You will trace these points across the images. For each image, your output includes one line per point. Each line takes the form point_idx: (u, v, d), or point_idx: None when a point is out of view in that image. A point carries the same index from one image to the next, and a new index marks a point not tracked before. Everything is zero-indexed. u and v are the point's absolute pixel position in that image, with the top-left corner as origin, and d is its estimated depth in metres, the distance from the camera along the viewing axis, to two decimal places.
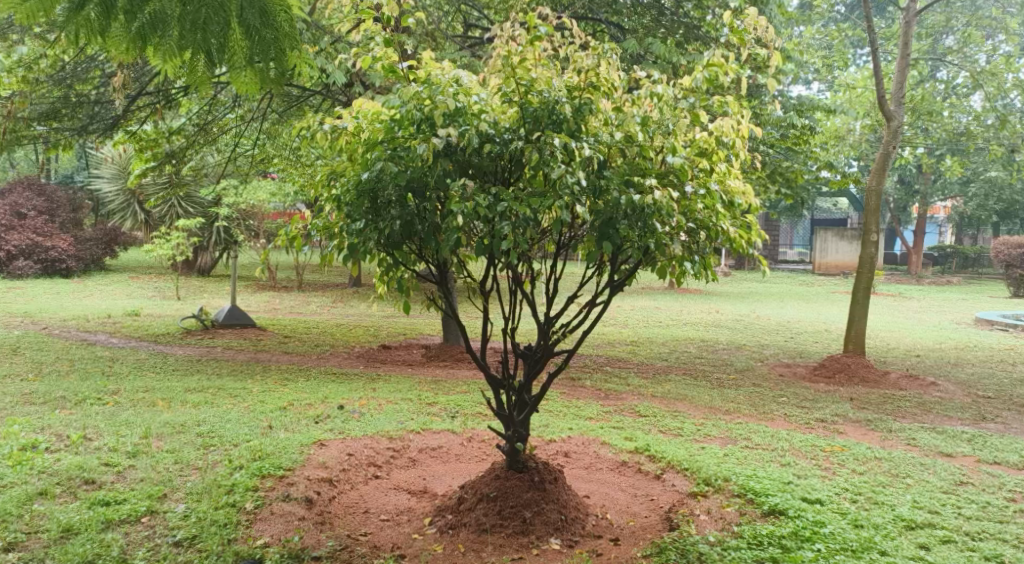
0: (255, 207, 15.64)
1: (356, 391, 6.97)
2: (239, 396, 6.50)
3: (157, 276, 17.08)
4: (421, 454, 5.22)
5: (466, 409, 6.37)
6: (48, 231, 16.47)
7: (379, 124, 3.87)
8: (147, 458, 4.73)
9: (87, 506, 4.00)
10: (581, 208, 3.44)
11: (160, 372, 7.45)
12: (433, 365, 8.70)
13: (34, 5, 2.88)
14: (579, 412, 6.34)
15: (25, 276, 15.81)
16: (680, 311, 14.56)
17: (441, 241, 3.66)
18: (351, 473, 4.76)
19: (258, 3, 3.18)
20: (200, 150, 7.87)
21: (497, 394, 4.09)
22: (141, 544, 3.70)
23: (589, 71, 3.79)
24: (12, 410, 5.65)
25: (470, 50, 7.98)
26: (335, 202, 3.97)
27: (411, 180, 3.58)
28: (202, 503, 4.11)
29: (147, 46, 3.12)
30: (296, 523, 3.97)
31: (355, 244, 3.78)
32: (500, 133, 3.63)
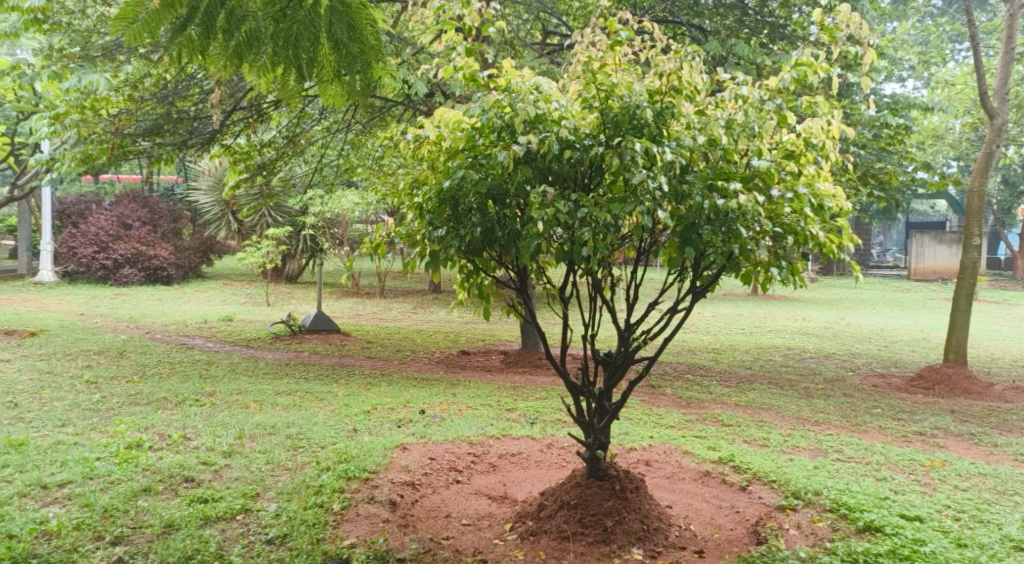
0: (340, 216, 16.07)
1: (436, 395, 7.06)
2: (326, 400, 6.68)
3: (249, 284, 17.73)
4: (501, 460, 5.24)
5: (545, 415, 6.37)
6: (151, 240, 17.31)
7: (460, 133, 3.89)
8: (241, 458, 4.90)
9: (186, 502, 4.18)
10: (662, 213, 3.39)
11: (253, 375, 7.73)
12: (513, 371, 8.74)
13: (140, 27, 3.03)
14: (660, 420, 6.24)
15: (130, 283, 16.65)
16: (765, 318, 14.21)
17: (521, 248, 3.69)
18: (433, 477, 4.82)
19: (346, 18, 3.27)
20: (289, 161, 8.12)
21: (577, 402, 4.07)
22: (237, 541, 3.84)
23: (671, 74, 3.72)
24: (119, 410, 5.96)
25: (550, 57, 7.99)
26: (417, 211, 4.03)
27: (492, 188, 3.63)
28: (292, 502, 4.23)
29: (243, 62, 3.24)
30: (381, 525, 4.05)
31: (437, 252, 3.85)
32: (581, 139, 3.61)
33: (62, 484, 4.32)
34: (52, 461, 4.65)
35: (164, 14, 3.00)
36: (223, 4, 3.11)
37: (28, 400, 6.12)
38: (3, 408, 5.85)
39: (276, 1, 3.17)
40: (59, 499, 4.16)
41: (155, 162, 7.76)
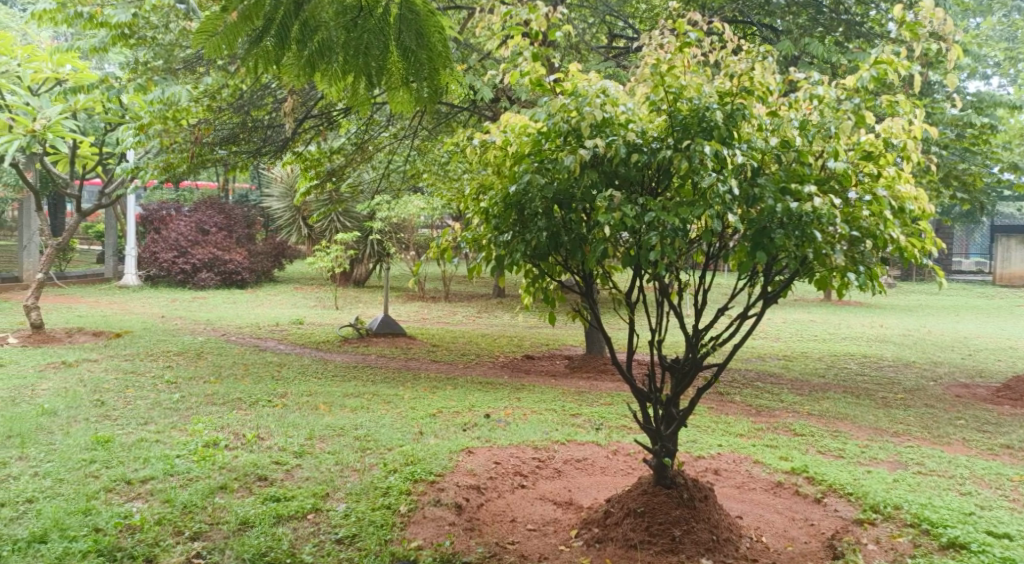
0: (406, 221, 16.28)
1: (501, 400, 7.07)
2: (393, 403, 6.76)
3: (319, 288, 18.10)
4: (567, 465, 5.21)
5: (610, 421, 6.31)
6: (227, 245, 17.85)
7: (526, 138, 3.89)
8: (312, 458, 5.01)
9: (260, 500, 4.28)
10: (732, 217, 3.32)
11: (323, 377, 7.89)
12: (578, 376, 8.69)
13: (219, 39, 3.10)
14: (729, 428, 6.12)
15: (206, 287, 17.22)
16: (838, 325, 13.80)
17: (588, 252, 3.66)
18: (498, 481, 4.82)
19: (416, 25, 3.31)
20: (358, 167, 8.24)
21: (643, 408, 4.01)
22: (308, 540, 3.91)
23: (742, 75, 3.65)
24: (197, 410, 6.15)
25: (617, 60, 7.91)
26: (483, 215, 4.06)
27: (558, 193, 3.62)
28: (361, 503, 4.30)
29: (316, 72, 3.29)
30: (447, 528, 4.07)
31: (503, 256, 3.86)
32: (648, 142, 3.57)
33: (145, 480, 4.48)
34: (135, 457, 4.83)
35: (241, 27, 3.08)
36: (297, 15, 3.15)
37: (112, 399, 6.36)
38: (90, 406, 6.10)
39: (347, 12, 3.22)
40: (141, 494, 4.31)
41: (231, 169, 7.98)
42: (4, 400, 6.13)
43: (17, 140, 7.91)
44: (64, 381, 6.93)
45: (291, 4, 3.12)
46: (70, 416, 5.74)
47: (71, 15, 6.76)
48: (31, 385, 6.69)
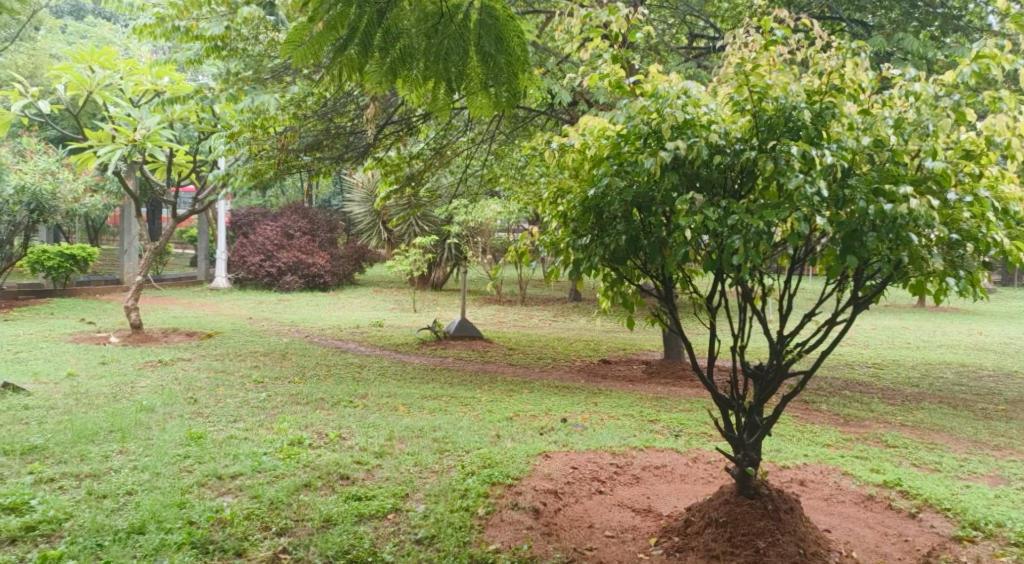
0: (484, 225, 16.40)
1: (578, 404, 7.04)
2: (470, 405, 6.82)
3: (399, 291, 18.42)
4: (645, 472, 5.13)
5: (689, 428, 6.20)
6: (311, 249, 18.34)
7: (605, 140, 3.86)
8: (392, 458, 5.09)
9: (342, 499, 4.37)
10: (820, 220, 3.22)
11: (401, 379, 8.00)
12: (656, 382, 8.55)
13: (305, 50, 3.20)
14: (815, 438, 5.93)
15: (291, 290, 17.74)
16: (933, 332, 13.20)
17: (668, 256, 3.62)
18: (575, 486, 4.79)
19: (495, 30, 3.32)
20: (437, 171, 8.35)
21: (725, 415, 3.92)
22: (389, 539, 3.98)
23: (832, 72, 3.56)
24: (282, 409, 6.33)
25: (699, 60, 7.76)
26: (561, 218, 4.05)
27: (637, 196, 3.60)
28: (439, 505, 4.34)
29: (397, 78, 3.34)
30: (525, 532, 4.09)
31: (581, 260, 3.85)
32: (732, 144, 3.49)
33: (235, 475, 4.63)
34: (225, 453, 5.00)
35: (327, 36, 3.17)
36: (380, 24, 3.22)
37: (205, 397, 6.62)
38: (184, 403, 6.35)
39: (428, 18, 3.27)
40: (232, 489, 4.46)
41: (314, 175, 7.94)
42: (106, 396, 6.45)
43: (120, 149, 8.39)
44: (159, 379, 7.25)
45: (374, 13, 3.20)
46: (166, 413, 5.99)
47: (170, 29, 7.15)
48: (130, 383, 7.01)
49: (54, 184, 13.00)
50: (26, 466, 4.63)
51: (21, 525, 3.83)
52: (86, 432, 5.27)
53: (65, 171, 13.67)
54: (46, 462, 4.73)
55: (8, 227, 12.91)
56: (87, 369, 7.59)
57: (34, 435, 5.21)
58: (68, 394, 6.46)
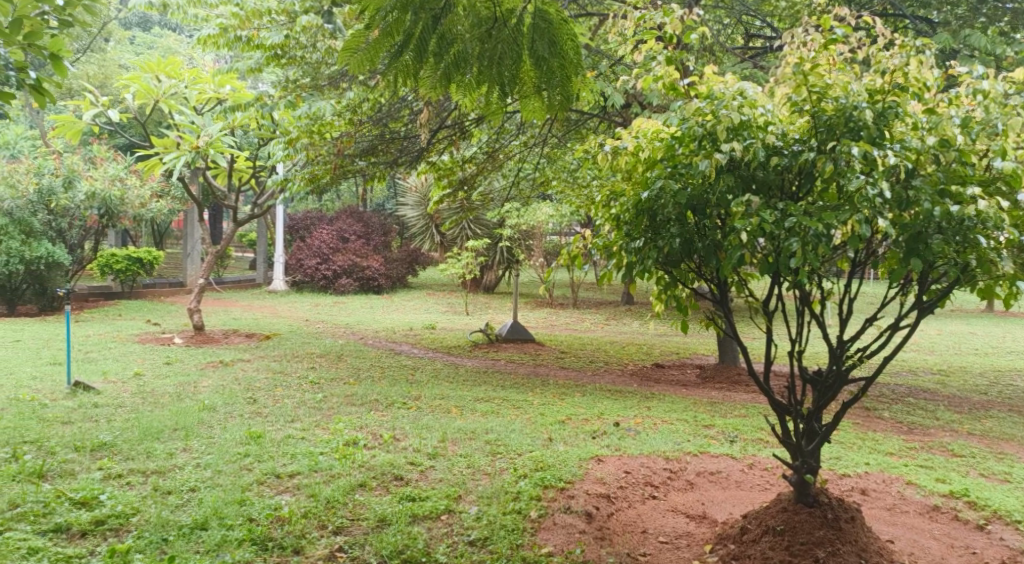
0: (535, 228, 16.42)
1: (630, 408, 6.99)
2: (523, 408, 6.82)
3: (451, 293, 18.56)
4: (700, 478, 5.07)
5: (745, 434, 6.11)
6: (365, 252, 18.60)
7: (658, 143, 3.84)
8: (445, 460, 5.12)
9: (396, 499, 4.42)
10: (883, 221, 3.14)
11: (454, 381, 8.05)
12: (710, 387, 8.43)
13: (362, 57, 3.24)
14: (877, 445, 5.78)
15: (346, 292, 18.01)
16: (1002, 338, 12.73)
17: (723, 259, 3.57)
18: (628, 491, 4.76)
19: (548, 34, 3.34)
20: (488, 175, 8.38)
21: (782, 421, 3.84)
22: (442, 540, 4.01)
23: (895, 71, 3.45)
24: (338, 409, 6.44)
25: (755, 61, 7.62)
26: (614, 221, 4.03)
27: (691, 199, 3.56)
28: (492, 507, 4.36)
29: (451, 84, 3.34)
30: (578, 536, 4.08)
31: (634, 263, 3.82)
32: (789, 145, 3.47)
33: (293, 474, 4.72)
34: (283, 452, 5.10)
35: (384, 43, 3.22)
36: (435, 29, 3.23)
37: (264, 397, 6.77)
38: (244, 402, 6.51)
39: (481, 24, 3.28)
40: (289, 488, 4.54)
41: (369, 179, 8.20)
42: (171, 395, 6.64)
43: (184, 156, 8.68)
44: (221, 379, 7.43)
45: (430, 19, 3.21)
46: (227, 412, 6.14)
47: (232, 38, 7.38)
48: (193, 382, 7.21)
49: (122, 191, 13.34)
50: (95, 462, 4.80)
51: (91, 518, 3.97)
52: (152, 430, 5.43)
53: (133, 177, 14.09)
54: (115, 459, 4.89)
55: (80, 232, 13.41)
56: (152, 369, 7.83)
57: (103, 432, 5.40)
58: (135, 393, 6.67)
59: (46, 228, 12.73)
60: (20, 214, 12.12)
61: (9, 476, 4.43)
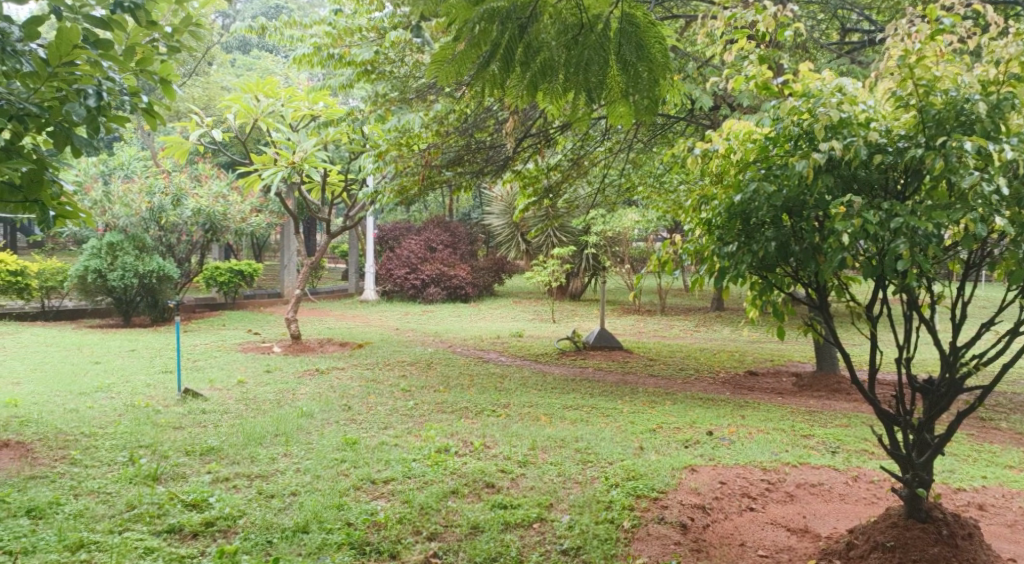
0: (621, 234, 16.23)
1: (724, 417, 6.82)
2: (612, 416, 6.75)
3: (537, 301, 18.58)
4: (800, 490, 4.88)
5: (848, 445, 5.87)
6: (452, 261, 18.83)
7: (751, 144, 3.77)
8: (535, 468, 5.11)
9: (489, 507, 4.43)
10: (1000, 220, 2.98)
11: (542, 389, 8.05)
12: (807, 395, 8.14)
13: (449, 69, 3.25)
14: (994, 458, 5.45)
15: (434, 301, 18.28)
16: None
17: (822, 263, 3.43)
18: (724, 502, 4.63)
19: (635, 38, 3.28)
20: (574, 182, 8.35)
21: (890, 432, 3.67)
22: (535, 548, 4.00)
23: (1011, 60, 3.24)
24: (429, 417, 6.53)
25: (852, 56, 7.29)
26: (705, 226, 3.95)
27: (788, 200, 3.46)
28: (584, 515, 4.32)
29: (538, 91, 3.36)
30: (673, 548, 4.01)
31: (727, 268, 3.72)
32: (894, 142, 3.31)
33: (387, 480, 4.80)
34: (378, 459, 5.20)
35: (471, 54, 3.21)
36: (521, 38, 3.23)
37: (358, 404, 6.92)
38: (340, 409, 6.68)
39: (568, 30, 3.27)
40: (384, 493, 4.62)
41: (456, 189, 8.27)
42: (271, 402, 6.87)
43: (281, 171, 8.99)
44: (317, 386, 7.66)
45: (516, 28, 3.21)
46: (324, 418, 6.31)
47: (325, 56, 7.73)
48: (292, 389, 7.44)
49: (225, 207, 13.95)
50: (204, 465, 5.00)
51: (201, 520, 4.13)
52: (255, 436, 5.63)
53: (234, 193, 14.62)
54: (221, 463, 5.09)
55: (187, 246, 14.14)
56: (254, 376, 8.12)
57: (210, 436, 5.63)
58: (238, 400, 6.93)
59: (157, 244, 13.45)
60: (133, 231, 12.84)
61: (126, 478, 4.67)
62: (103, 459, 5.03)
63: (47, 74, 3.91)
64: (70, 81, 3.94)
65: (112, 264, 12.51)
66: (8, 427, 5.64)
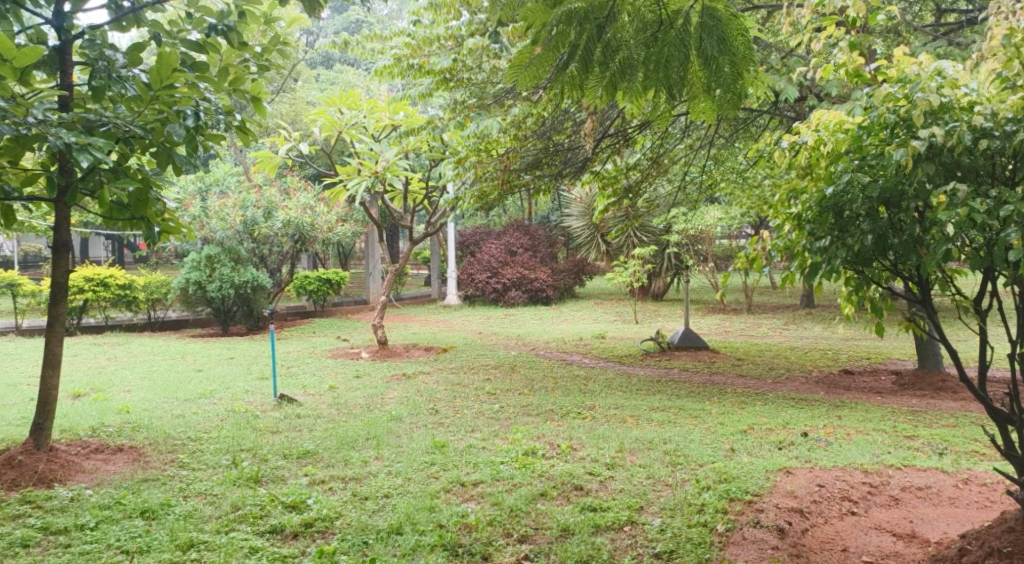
0: (703, 233, 15.93)
1: (819, 417, 6.60)
2: (701, 417, 6.62)
3: (619, 302, 18.43)
4: (905, 493, 4.67)
5: (956, 446, 5.59)
6: (533, 264, 18.88)
7: (842, 135, 3.59)
8: (624, 470, 5.06)
9: (578, 509, 4.42)
10: None
11: (628, 391, 7.96)
12: (909, 395, 7.79)
13: (527, 74, 3.27)
14: None
15: (516, 305, 18.36)
16: None
17: (923, 255, 3.33)
18: (824, 505, 4.46)
19: (717, 31, 3.20)
20: (654, 181, 8.26)
21: (1004, 431, 3.47)
22: (627, 551, 3.96)
23: None
24: (515, 419, 6.56)
25: (949, 37, 6.91)
26: (795, 221, 3.85)
27: (884, 191, 3.34)
28: (676, 519, 4.26)
29: (618, 90, 3.28)
30: (771, 552, 3.91)
31: (820, 263, 3.61)
32: (1001, 125, 3.15)
33: (476, 483, 4.85)
34: (467, 461, 5.25)
35: (549, 57, 3.22)
36: (600, 38, 3.19)
37: (446, 407, 7.01)
38: (428, 413, 6.77)
39: (647, 27, 3.21)
40: (474, 496, 4.66)
41: (535, 192, 8.28)
42: (362, 406, 7.05)
43: (365, 182, 9.20)
44: (405, 391, 7.79)
45: (594, 28, 3.17)
46: (412, 422, 6.40)
47: (405, 67, 7.86)
48: (381, 394, 7.59)
49: (313, 217, 14.38)
50: (302, 468, 5.16)
51: (301, 521, 4.26)
52: (348, 439, 5.78)
53: (321, 204, 15.01)
54: (317, 465, 5.24)
55: (278, 256, 14.63)
56: (344, 382, 8.33)
57: (306, 440, 5.80)
58: (331, 404, 7.12)
59: (251, 255, 13.93)
60: (229, 244, 13.36)
61: (231, 480, 4.86)
62: (209, 462, 5.24)
63: (149, 97, 4.08)
64: (170, 103, 4.12)
65: (210, 276, 13.05)
66: (121, 432, 5.95)
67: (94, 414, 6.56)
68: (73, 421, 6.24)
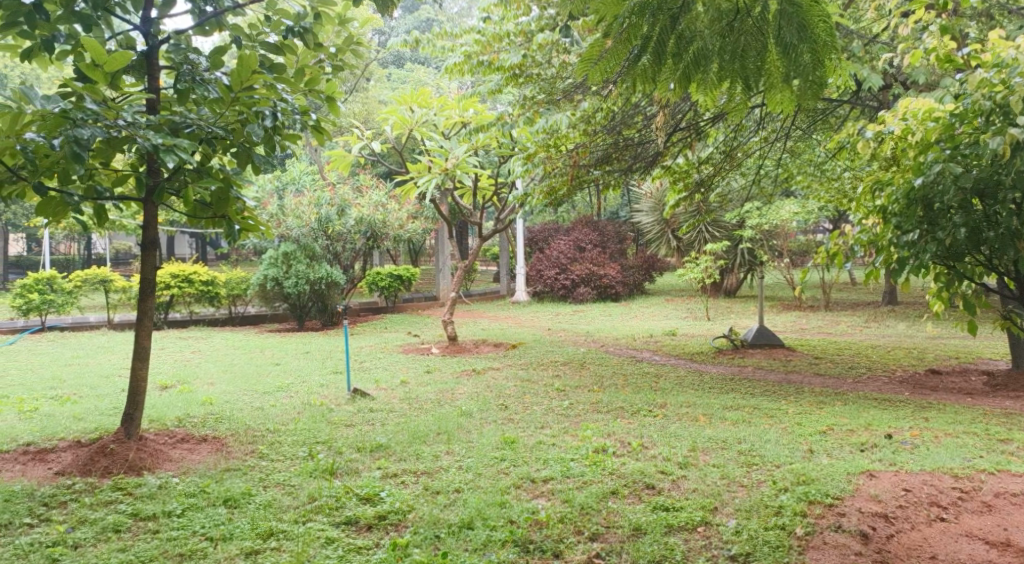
0: (778, 228, 15.48)
1: (904, 419, 6.35)
2: (776, 417, 6.44)
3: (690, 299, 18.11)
4: (999, 499, 4.44)
5: None
6: (601, 260, 18.72)
7: (932, 124, 4.05)
8: (697, 470, 4.96)
9: (651, 508, 4.35)
10: None
11: (700, 389, 7.80)
12: (1002, 396, 7.45)
13: (597, 67, 3.25)
14: None
15: (586, 301, 18.25)
16: None
17: (1013, 245, 3.97)
18: (911, 510, 4.28)
19: (797, 18, 3.01)
20: (728, 175, 8.08)
21: None
22: (701, 553, 3.89)
23: None
24: (585, 417, 6.49)
25: None
26: (880, 216, 4.47)
27: (978, 185, 3.98)
28: (752, 520, 4.15)
29: (692, 83, 3.21)
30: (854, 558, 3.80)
31: (909, 256, 4.21)
32: None
33: (547, 479, 4.82)
34: (537, 458, 5.23)
35: (620, 50, 3.16)
36: (673, 29, 3.13)
37: (515, 404, 7.00)
38: (497, 409, 6.78)
39: (723, 17, 3.11)
40: (544, 492, 4.64)
41: (605, 187, 8.21)
42: (432, 401, 7.10)
43: (435, 178, 9.29)
44: (475, 387, 7.81)
45: (668, 19, 3.12)
46: (482, 418, 6.41)
47: (475, 64, 7.82)
48: (451, 390, 7.63)
49: (384, 214, 14.54)
50: (375, 461, 5.23)
51: (375, 514, 4.32)
52: (418, 434, 5.82)
53: (392, 202, 15.17)
54: (390, 459, 5.30)
55: (352, 253, 14.85)
56: (415, 377, 8.42)
57: (378, 434, 5.89)
58: (402, 399, 7.19)
59: (325, 253, 14.21)
60: (305, 241, 13.66)
61: (308, 472, 4.97)
62: (287, 454, 5.37)
63: (230, 98, 4.19)
64: (250, 105, 4.21)
65: (287, 272, 13.41)
66: (204, 423, 6.15)
67: (179, 405, 6.81)
68: (160, 412, 6.48)
